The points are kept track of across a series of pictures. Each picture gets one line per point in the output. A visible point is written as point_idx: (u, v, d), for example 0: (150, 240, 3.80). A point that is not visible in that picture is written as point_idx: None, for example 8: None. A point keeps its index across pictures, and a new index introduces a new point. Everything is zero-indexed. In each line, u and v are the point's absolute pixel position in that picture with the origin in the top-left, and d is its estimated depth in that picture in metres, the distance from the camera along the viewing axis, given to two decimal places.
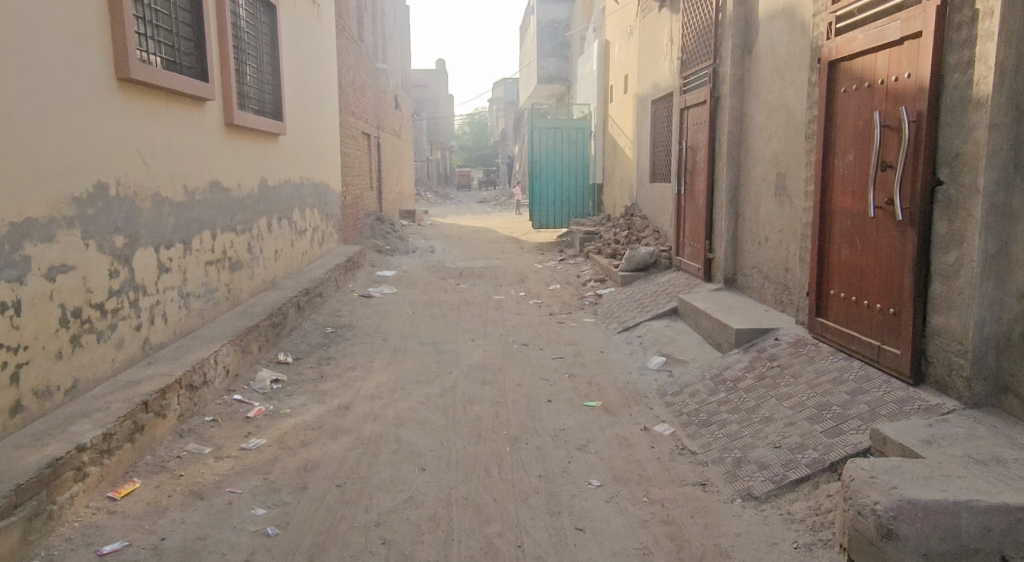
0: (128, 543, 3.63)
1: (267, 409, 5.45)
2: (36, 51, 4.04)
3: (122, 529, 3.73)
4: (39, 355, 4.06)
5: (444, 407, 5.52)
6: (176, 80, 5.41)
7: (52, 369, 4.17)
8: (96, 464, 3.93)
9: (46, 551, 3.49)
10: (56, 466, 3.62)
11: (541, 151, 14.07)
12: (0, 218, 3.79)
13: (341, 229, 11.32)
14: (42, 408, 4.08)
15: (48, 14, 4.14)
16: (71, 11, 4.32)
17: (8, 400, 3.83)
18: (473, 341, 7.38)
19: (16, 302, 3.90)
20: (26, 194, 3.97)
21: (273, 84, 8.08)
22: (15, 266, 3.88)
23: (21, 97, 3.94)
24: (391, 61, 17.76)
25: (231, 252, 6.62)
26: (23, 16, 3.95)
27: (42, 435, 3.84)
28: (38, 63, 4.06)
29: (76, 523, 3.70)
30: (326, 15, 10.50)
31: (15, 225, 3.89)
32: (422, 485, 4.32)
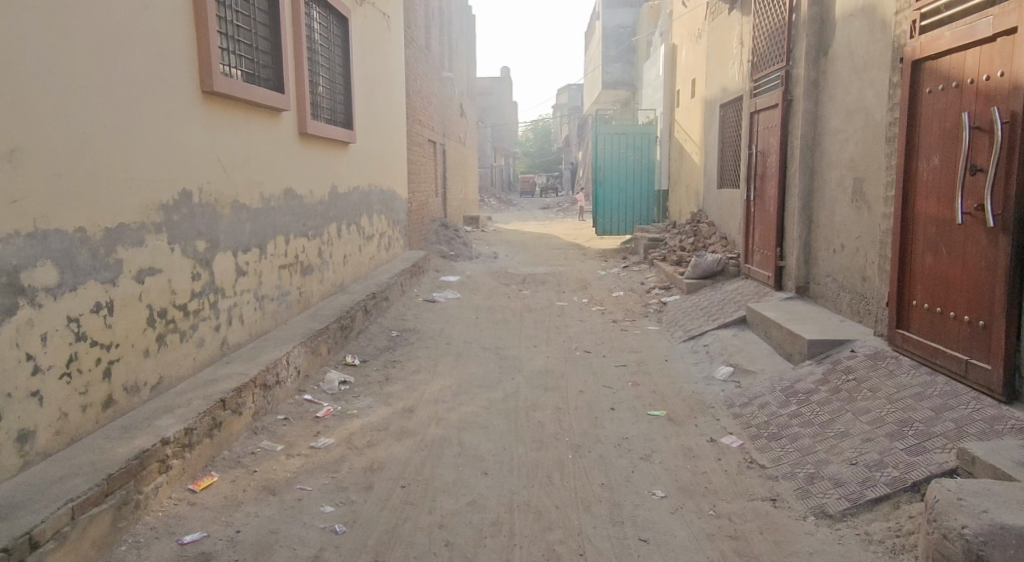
0: (208, 534, 3.75)
1: (336, 410, 5.56)
2: (132, 65, 4.24)
3: (201, 520, 3.85)
4: (128, 352, 4.22)
5: (506, 413, 5.53)
6: (255, 92, 5.59)
7: (140, 366, 4.33)
8: (178, 457, 4.07)
9: (133, 538, 3.62)
10: (142, 457, 3.75)
11: (605, 156, 13.96)
12: (97, 223, 3.97)
13: (407, 235, 11.49)
14: (130, 404, 4.24)
15: (143, 29, 4.34)
16: (162, 28, 4.52)
17: (101, 394, 4.00)
18: (536, 347, 7.38)
19: (110, 302, 4.07)
20: (120, 201, 4.15)
21: (344, 92, 8.26)
22: (109, 268, 4.06)
23: (119, 110, 4.13)
24: (457, 69, 17.96)
25: (303, 256, 6.77)
26: (121, 34, 4.16)
27: (131, 428, 3.99)
28: (135, 78, 4.26)
29: (160, 513, 3.84)
30: (395, 25, 10.68)
31: (108, 230, 4.05)
32: (484, 489, 4.34)
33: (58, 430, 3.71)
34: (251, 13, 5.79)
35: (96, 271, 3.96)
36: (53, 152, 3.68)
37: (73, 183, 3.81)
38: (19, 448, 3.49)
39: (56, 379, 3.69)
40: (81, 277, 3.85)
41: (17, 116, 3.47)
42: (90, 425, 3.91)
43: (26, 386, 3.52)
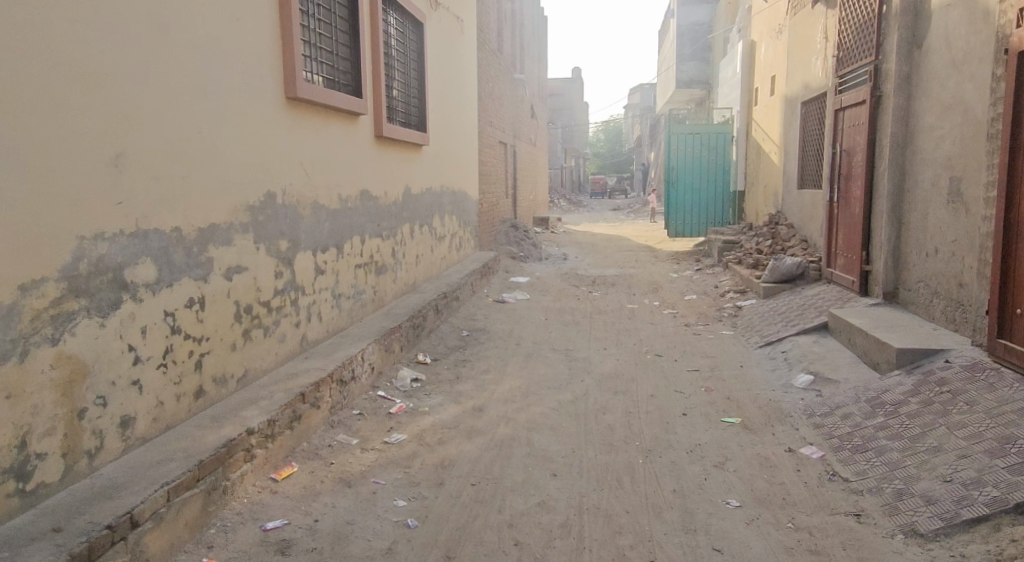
0: (288, 521, 3.85)
1: (408, 406, 5.60)
2: (223, 73, 4.37)
3: (282, 508, 3.96)
4: (217, 346, 4.36)
5: (577, 415, 5.46)
6: (335, 97, 5.69)
7: (228, 359, 4.48)
8: (262, 447, 4.18)
9: (221, 523, 3.74)
10: (230, 446, 3.87)
11: (677, 157, 13.73)
12: (190, 223, 4.11)
13: (477, 236, 11.54)
14: (218, 395, 4.38)
15: (234, 38, 4.48)
16: (251, 37, 4.65)
17: (193, 385, 4.15)
18: (606, 349, 7.30)
19: (201, 297, 4.21)
20: (211, 202, 4.30)
21: (419, 96, 8.34)
22: (201, 266, 4.20)
23: (211, 116, 4.27)
24: (528, 71, 17.94)
25: (378, 256, 6.86)
26: (215, 43, 4.29)
27: (219, 418, 4.13)
28: (226, 85, 4.40)
29: (245, 500, 3.96)
30: (468, 28, 10.74)
31: (200, 229, 4.20)
32: (553, 490, 4.29)
33: (155, 417, 3.86)
34: (332, 19, 5.90)
35: (189, 268, 4.11)
36: (153, 157, 3.82)
37: (171, 187, 3.96)
38: (121, 433, 3.63)
39: (154, 369, 3.84)
40: (176, 274, 4.00)
41: (123, 122, 3.62)
42: (183, 414, 4.06)
43: (128, 375, 3.66)
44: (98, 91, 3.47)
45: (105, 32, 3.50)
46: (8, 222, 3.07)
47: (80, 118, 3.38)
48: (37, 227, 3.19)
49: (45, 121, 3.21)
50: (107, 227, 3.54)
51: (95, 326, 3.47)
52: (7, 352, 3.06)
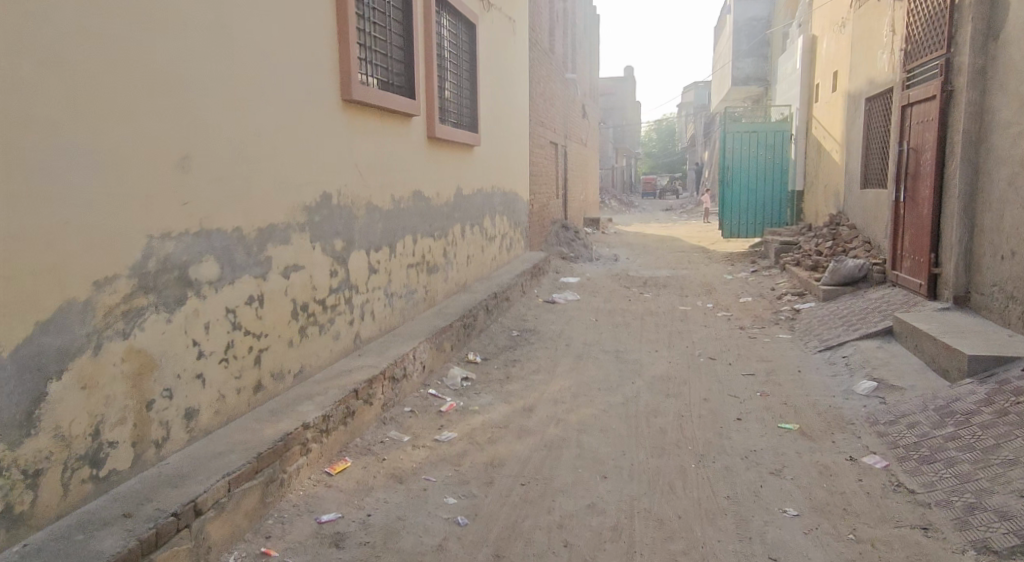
0: (342, 515, 3.93)
1: (458, 405, 5.59)
2: (281, 77, 4.45)
3: (336, 502, 4.04)
4: (275, 342, 4.46)
5: (628, 417, 5.37)
6: (390, 99, 5.72)
7: (286, 355, 4.58)
8: (316, 441, 4.27)
9: (278, 514, 3.85)
10: (286, 440, 3.96)
11: (733, 156, 13.52)
12: (250, 223, 4.20)
13: (527, 236, 11.48)
14: (276, 389, 4.50)
15: (292, 43, 4.55)
16: (308, 41, 4.72)
17: (252, 379, 4.26)
18: (658, 352, 7.17)
19: (260, 295, 4.30)
20: (270, 203, 4.38)
21: (471, 96, 8.34)
22: (260, 265, 4.29)
23: (269, 120, 4.35)
24: (579, 70, 17.80)
25: (429, 256, 6.86)
26: (273, 49, 4.37)
27: (277, 412, 4.24)
28: (283, 89, 4.47)
29: (301, 492, 4.06)
30: (520, 28, 10.69)
31: (261, 229, 4.29)
32: (603, 492, 4.23)
33: (217, 410, 3.98)
34: (387, 21, 5.93)
35: (250, 267, 4.20)
36: (215, 159, 3.91)
37: (232, 188, 4.05)
38: (185, 425, 3.76)
39: (216, 363, 3.96)
40: (238, 272, 4.10)
41: (186, 126, 3.71)
42: (243, 407, 4.18)
43: (192, 369, 3.79)
44: (161, 96, 3.55)
45: (168, 39, 3.58)
46: (79, 224, 3.18)
47: (145, 124, 3.47)
48: (106, 228, 3.30)
49: (112, 128, 3.31)
50: (173, 227, 3.65)
51: (162, 322, 3.60)
52: (81, 345, 3.20)
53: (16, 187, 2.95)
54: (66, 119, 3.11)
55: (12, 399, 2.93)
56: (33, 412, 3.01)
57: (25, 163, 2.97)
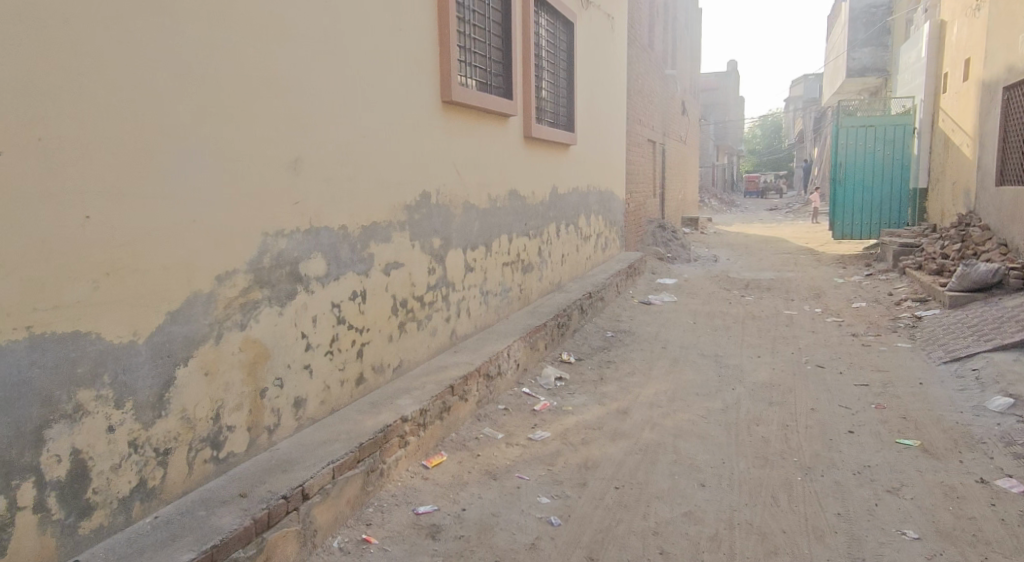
0: (438, 507, 3.91)
1: (552, 405, 5.46)
2: (385, 79, 4.44)
3: (433, 494, 4.02)
4: (376, 337, 4.45)
5: (727, 425, 5.10)
6: (488, 100, 5.64)
7: (385, 349, 4.56)
8: (415, 434, 4.24)
9: (378, 503, 3.86)
10: (386, 431, 3.95)
11: (846, 152, 12.87)
12: (355, 221, 4.21)
13: (623, 236, 11.23)
14: (377, 382, 4.50)
15: (396, 44, 4.54)
16: (411, 43, 4.70)
17: (354, 372, 4.27)
18: (761, 358, 6.82)
19: (363, 291, 4.30)
20: (374, 201, 4.38)
21: (568, 95, 8.18)
22: (363, 262, 4.29)
23: (373, 121, 4.35)
24: (679, 66, 17.33)
25: (524, 255, 6.75)
26: (378, 51, 4.37)
27: (377, 405, 4.23)
28: (387, 90, 4.46)
29: (399, 483, 4.05)
30: (619, 25, 10.45)
31: (365, 226, 4.30)
32: (701, 501, 4.03)
33: (322, 400, 4.02)
34: (485, 22, 5.85)
35: (354, 264, 4.21)
36: (322, 161, 3.95)
37: (338, 189, 4.07)
38: (294, 412, 3.82)
39: (322, 355, 3.99)
40: (343, 268, 4.11)
41: (296, 129, 3.76)
42: (346, 398, 4.20)
43: (300, 359, 3.84)
44: (274, 100, 3.62)
45: (280, 44, 3.64)
46: (202, 222, 3.27)
47: (259, 127, 3.54)
48: (224, 227, 3.38)
49: (230, 131, 3.39)
50: (284, 225, 3.71)
51: (275, 315, 3.66)
52: (205, 335, 3.30)
53: (149, 190, 3.05)
54: (191, 124, 3.20)
55: (146, 382, 3.05)
56: (163, 394, 3.12)
57: (156, 166, 3.07)
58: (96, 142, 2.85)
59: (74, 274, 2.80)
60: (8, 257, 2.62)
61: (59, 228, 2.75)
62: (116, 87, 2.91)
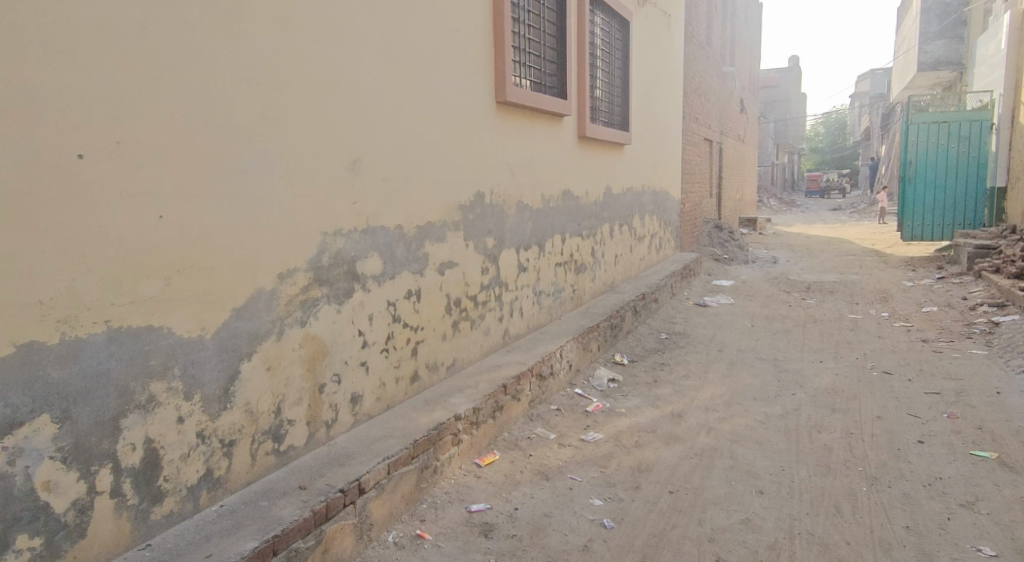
0: (490, 506, 3.84)
1: (605, 406, 5.34)
2: (441, 80, 4.39)
3: (485, 492, 3.95)
4: (431, 336, 4.41)
5: (787, 431, 4.91)
6: (543, 99, 5.55)
7: (439, 348, 4.51)
8: (468, 433, 4.18)
9: (431, 499, 3.81)
10: (440, 429, 3.90)
11: (916, 150, 12.40)
12: (411, 220, 4.17)
13: (678, 237, 11.02)
14: (430, 381, 4.45)
15: (452, 44, 4.49)
16: (467, 44, 4.64)
17: (409, 370, 4.23)
18: (823, 363, 6.57)
19: (418, 289, 4.25)
20: (429, 201, 4.33)
21: (623, 94, 8.03)
22: (418, 261, 4.24)
23: (429, 122, 4.30)
24: (738, 63, 16.95)
25: (577, 255, 6.64)
26: (434, 52, 4.32)
27: (431, 403, 4.18)
28: (442, 91, 4.41)
29: (452, 481, 3.99)
30: (676, 23, 10.24)
31: (420, 226, 4.25)
32: (759, 508, 3.87)
33: (378, 397, 3.99)
34: (540, 22, 5.76)
35: (409, 263, 4.17)
36: (381, 161, 3.93)
37: (395, 189, 4.04)
38: (351, 408, 3.80)
39: (378, 353, 3.96)
40: (398, 267, 4.07)
41: (356, 129, 3.74)
42: (401, 396, 4.16)
43: (357, 356, 3.81)
44: (336, 101, 3.60)
45: (342, 45, 3.62)
46: (266, 223, 3.27)
47: (321, 128, 3.53)
48: (287, 227, 3.37)
49: (294, 132, 3.38)
50: (342, 224, 3.68)
51: (333, 312, 3.63)
52: (267, 331, 3.30)
53: (218, 190, 3.05)
54: (256, 126, 3.20)
55: (213, 375, 3.06)
56: (229, 387, 3.13)
57: (224, 167, 3.07)
58: (167, 143, 2.86)
59: (147, 271, 2.82)
60: (90, 252, 2.65)
61: (134, 226, 2.77)
62: (187, 88, 2.92)
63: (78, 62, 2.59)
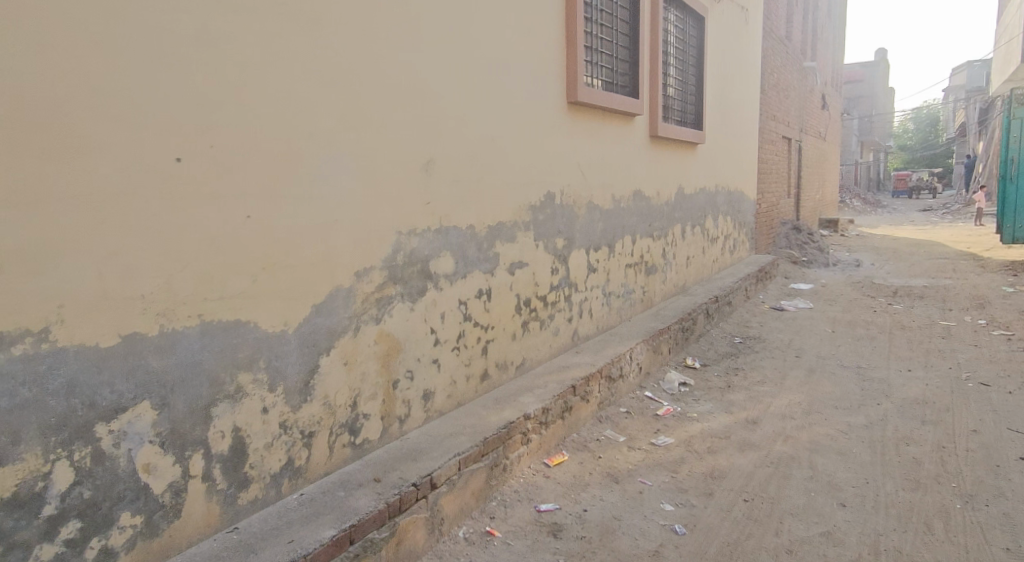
0: (559, 506, 3.71)
1: (675, 410, 5.14)
2: (513, 82, 4.28)
3: (554, 492, 3.83)
4: (501, 335, 4.30)
5: (871, 442, 4.61)
6: (614, 99, 5.37)
7: (509, 347, 4.40)
8: (537, 432, 4.05)
9: (501, 497, 3.70)
10: (510, 427, 3.78)
11: (1019, 147, 11.65)
12: (482, 219, 4.07)
13: (753, 239, 10.65)
14: (500, 380, 4.34)
15: (525, 43, 4.37)
16: (539, 43, 4.51)
17: (479, 368, 4.13)
18: (912, 372, 6.19)
19: (489, 288, 4.15)
20: (501, 201, 4.23)
21: (697, 92, 7.77)
22: (489, 261, 4.14)
23: (499, 123, 4.19)
24: (820, 58, 16.32)
25: (648, 256, 6.44)
26: (506, 52, 4.20)
27: (501, 402, 4.08)
28: (514, 91, 4.29)
29: (521, 480, 3.88)
30: (754, 19, 9.89)
31: (491, 226, 4.15)
32: (841, 522, 3.63)
33: (449, 394, 3.91)
34: (612, 19, 5.59)
35: (480, 263, 4.07)
36: (455, 161, 3.85)
37: (467, 189, 3.95)
38: (423, 404, 3.72)
39: (449, 351, 3.88)
40: (470, 266, 3.98)
41: (430, 129, 3.67)
42: (471, 394, 4.07)
43: (429, 353, 3.74)
44: (412, 101, 3.54)
45: (418, 45, 3.55)
46: (345, 222, 3.22)
47: (397, 128, 3.46)
48: (365, 224, 3.32)
49: (372, 131, 3.32)
50: (417, 224, 3.61)
51: (407, 309, 3.57)
52: (345, 327, 3.25)
53: (301, 187, 3.02)
54: (335, 127, 3.15)
55: (295, 367, 3.03)
56: (310, 380, 3.09)
57: (306, 166, 3.04)
58: (254, 140, 2.84)
59: (236, 267, 2.80)
60: (186, 247, 2.65)
61: (224, 222, 2.76)
62: (274, 85, 2.89)
63: (174, 58, 2.58)
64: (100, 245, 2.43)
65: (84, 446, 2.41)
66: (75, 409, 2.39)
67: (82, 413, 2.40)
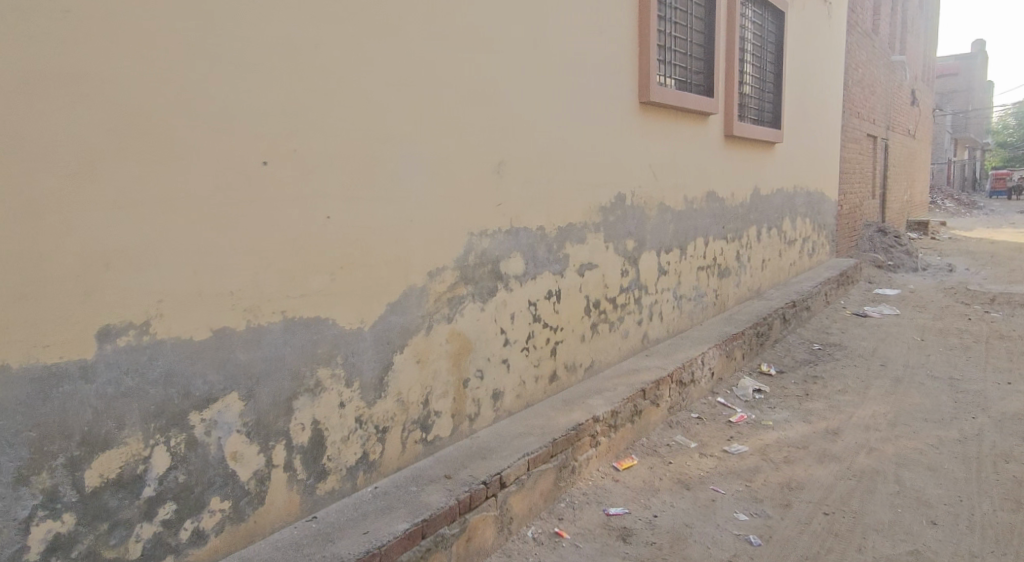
0: (629, 510, 3.52)
1: (750, 417, 4.86)
2: (584, 80, 4.10)
3: (623, 496, 3.64)
4: (570, 336, 4.13)
5: (965, 458, 4.24)
6: (687, 97, 5.12)
7: (577, 349, 4.22)
8: (607, 434, 3.87)
9: (569, 499, 3.53)
10: (578, 429, 3.61)
11: None
12: (552, 219, 3.91)
13: (834, 241, 10.17)
14: (569, 381, 4.17)
15: (597, 39, 4.18)
16: (610, 41, 4.31)
17: (548, 369, 3.97)
18: (1011, 385, 5.72)
19: (558, 290, 3.99)
20: (571, 201, 4.06)
21: (776, 89, 7.42)
22: (559, 261, 3.98)
23: (569, 123, 4.01)
24: (910, 52, 15.50)
25: (721, 259, 6.16)
26: (577, 49, 4.02)
27: (570, 403, 3.91)
28: (585, 89, 4.11)
29: (590, 482, 3.70)
30: (837, 14, 9.44)
31: (561, 227, 3.98)
32: (932, 541, 3.33)
33: (519, 394, 3.76)
34: (687, 14, 5.34)
35: (550, 264, 3.91)
36: (526, 160, 3.70)
37: (537, 189, 3.79)
38: (492, 404, 3.59)
39: (518, 351, 3.73)
40: (540, 268, 3.83)
41: (502, 129, 3.52)
42: (540, 395, 3.92)
43: (499, 353, 3.60)
44: (484, 98, 3.40)
45: (491, 39, 3.42)
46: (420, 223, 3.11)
47: (469, 126, 3.33)
48: (439, 222, 3.21)
49: (445, 129, 3.20)
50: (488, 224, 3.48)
51: (478, 308, 3.44)
52: (417, 326, 3.13)
53: (379, 183, 2.93)
54: (409, 123, 3.04)
55: (371, 364, 2.93)
56: (384, 376, 2.99)
57: (384, 161, 2.94)
58: (336, 134, 2.75)
59: (318, 265, 2.73)
60: (270, 245, 2.58)
61: (306, 219, 2.68)
62: (354, 79, 2.80)
63: (263, 49, 2.51)
64: (196, 234, 2.37)
65: (180, 432, 2.36)
66: (173, 397, 2.34)
67: (179, 401, 2.35)
